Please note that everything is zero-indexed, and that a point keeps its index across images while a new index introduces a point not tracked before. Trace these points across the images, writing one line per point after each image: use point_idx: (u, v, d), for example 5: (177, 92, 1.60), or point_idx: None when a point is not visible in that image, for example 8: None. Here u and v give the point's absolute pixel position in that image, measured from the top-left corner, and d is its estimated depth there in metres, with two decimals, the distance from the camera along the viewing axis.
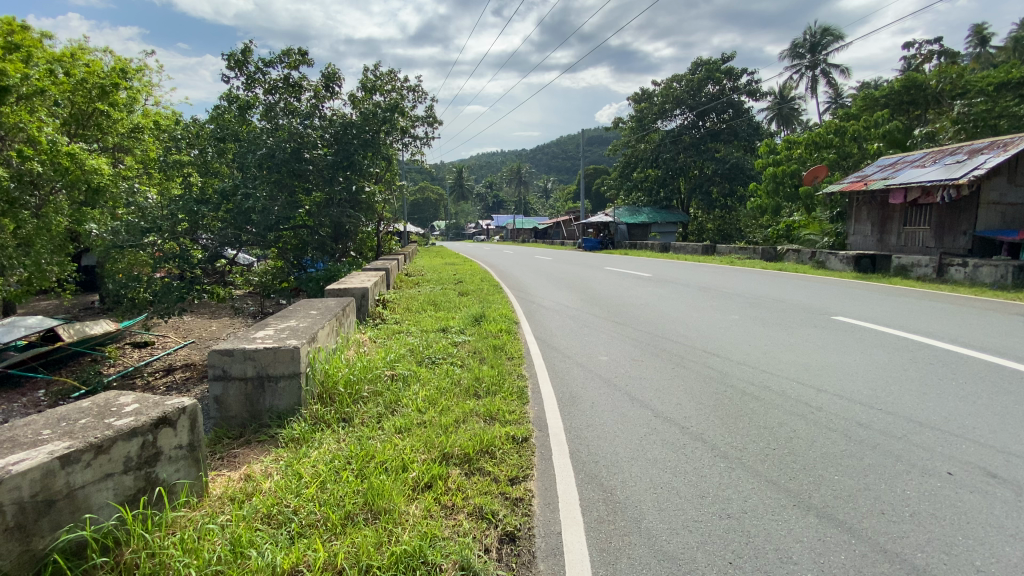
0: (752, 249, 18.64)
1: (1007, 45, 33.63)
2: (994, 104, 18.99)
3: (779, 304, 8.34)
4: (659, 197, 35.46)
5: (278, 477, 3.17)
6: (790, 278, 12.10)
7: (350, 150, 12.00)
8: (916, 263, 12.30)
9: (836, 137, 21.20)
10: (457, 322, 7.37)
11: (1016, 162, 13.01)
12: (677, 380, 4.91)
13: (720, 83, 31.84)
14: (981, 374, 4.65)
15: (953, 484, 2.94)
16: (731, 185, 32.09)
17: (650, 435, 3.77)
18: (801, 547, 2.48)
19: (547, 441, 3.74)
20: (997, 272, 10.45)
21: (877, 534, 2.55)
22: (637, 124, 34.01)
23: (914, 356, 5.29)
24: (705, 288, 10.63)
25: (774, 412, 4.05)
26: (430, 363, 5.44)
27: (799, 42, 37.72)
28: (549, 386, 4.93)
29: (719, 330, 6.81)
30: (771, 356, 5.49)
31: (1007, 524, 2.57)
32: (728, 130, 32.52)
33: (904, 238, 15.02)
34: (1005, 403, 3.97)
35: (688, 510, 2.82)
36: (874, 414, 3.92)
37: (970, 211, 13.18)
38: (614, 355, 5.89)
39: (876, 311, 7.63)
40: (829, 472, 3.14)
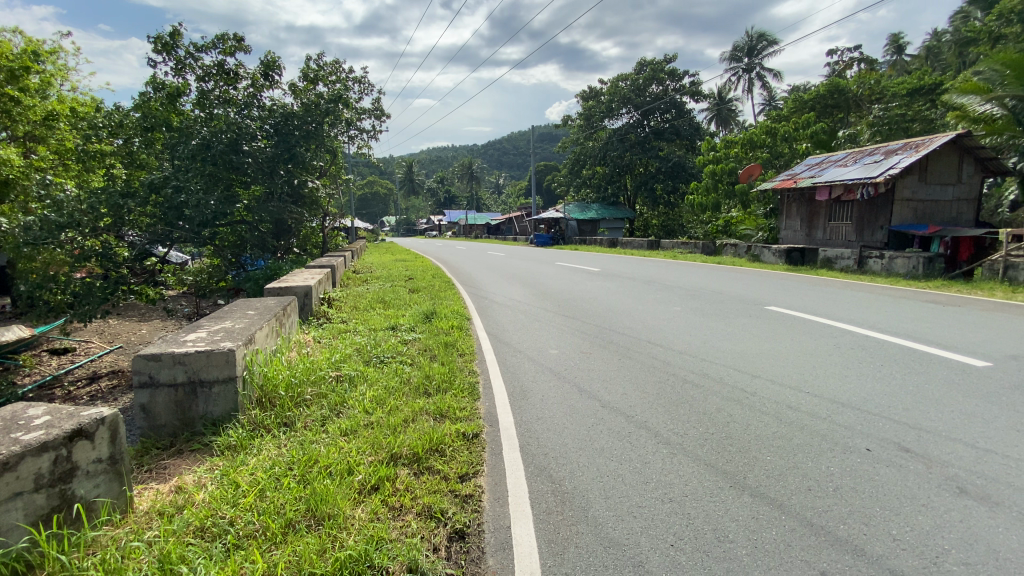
0: (694, 243, 19.51)
1: (920, 54, 36.55)
2: (907, 109, 20.63)
3: (718, 296, 8.76)
4: (607, 194, 36.23)
5: (212, 487, 2.99)
6: (728, 271, 12.73)
7: (291, 142, 11.68)
8: (840, 256, 13.22)
9: (769, 137, 22.48)
10: (407, 319, 7.24)
11: (926, 162, 14.18)
12: (624, 371, 5.03)
13: (664, 83, 32.87)
14: (896, 357, 5.06)
15: (871, 459, 3.19)
16: (675, 182, 33.26)
17: (597, 426, 3.85)
18: (736, 526, 2.61)
19: (497, 437, 3.73)
20: (910, 263, 11.39)
21: (805, 509, 2.72)
22: (585, 121, 34.69)
23: (838, 342, 5.68)
24: (650, 281, 10.98)
25: (713, 398, 4.24)
26: (378, 361, 5.31)
27: (736, 45, 39.51)
28: (500, 381, 4.94)
29: (664, 321, 7.05)
30: (710, 345, 5.74)
31: (918, 494, 2.81)
32: (671, 129, 33.69)
33: (829, 233, 16.16)
34: (915, 383, 4.35)
35: (633, 497, 2.91)
36: (802, 397, 4.18)
37: (886, 208, 14.29)
38: (564, 348, 5.97)
39: (803, 300, 8.19)
40: (762, 453, 3.32)
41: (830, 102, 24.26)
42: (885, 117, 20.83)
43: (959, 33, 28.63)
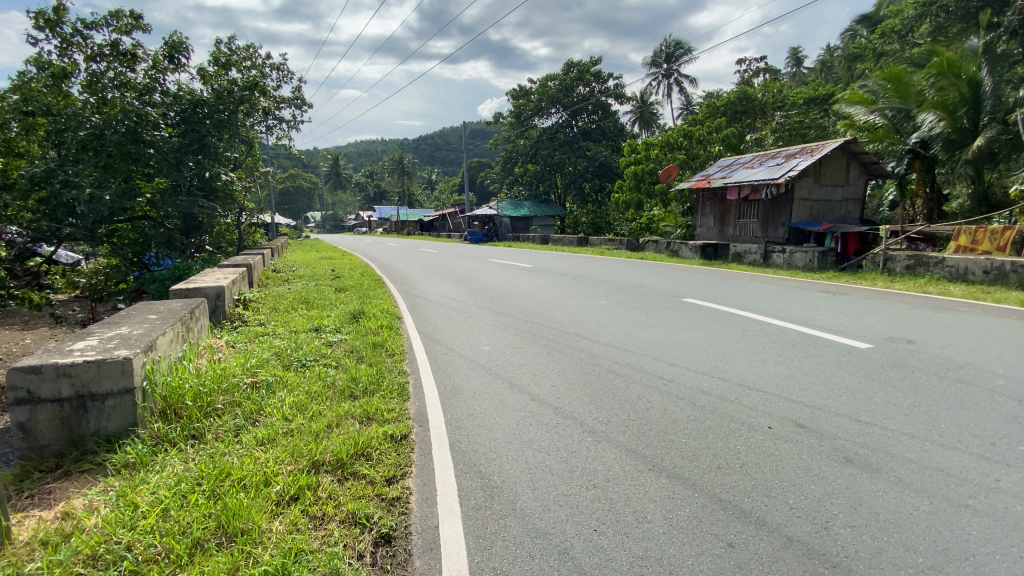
0: (619, 240, 20.35)
1: (816, 67, 40.23)
2: (804, 117, 22.66)
3: (641, 289, 9.19)
4: (538, 191, 36.80)
5: (107, 510, 2.71)
6: (651, 266, 13.38)
7: (201, 132, 10.71)
8: (748, 251, 14.29)
9: (686, 140, 23.89)
10: (332, 320, 6.95)
11: (820, 166, 15.68)
12: (553, 365, 5.14)
13: (590, 84, 33.86)
14: (794, 342, 5.58)
15: (772, 436, 3.49)
16: (602, 181, 34.44)
17: (526, 419, 3.91)
18: (654, 506, 2.76)
19: (426, 437, 3.67)
20: (807, 257, 12.55)
21: (714, 486, 2.93)
22: (516, 120, 35.10)
23: (746, 330, 6.16)
24: (579, 276, 11.31)
25: (634, 386, 4.46)
26: (300, 365, 5.06)
27: (657, 51, 41.45)
28: (430, 379, 4.87)
29: (592, 315, 7.28)
30: (634, 337, 6.01)
31: (810, 465, 3.12)
32: (598, 130, 34.79)
33: (738, 229, 17.45)
34: (811, 365, 4.81)
35: (558, 485, 2.99)
36: (714, 381, 4.50)
37: (787, 207, 15.65)
38: (495, 344, 5.99)
39: (716, 292, 8.80)
40: (678, 436, 3.53)
41: (739, 109, 26.11)
42: (786, 124, 22.78)
43: (848, 50, 31.79)
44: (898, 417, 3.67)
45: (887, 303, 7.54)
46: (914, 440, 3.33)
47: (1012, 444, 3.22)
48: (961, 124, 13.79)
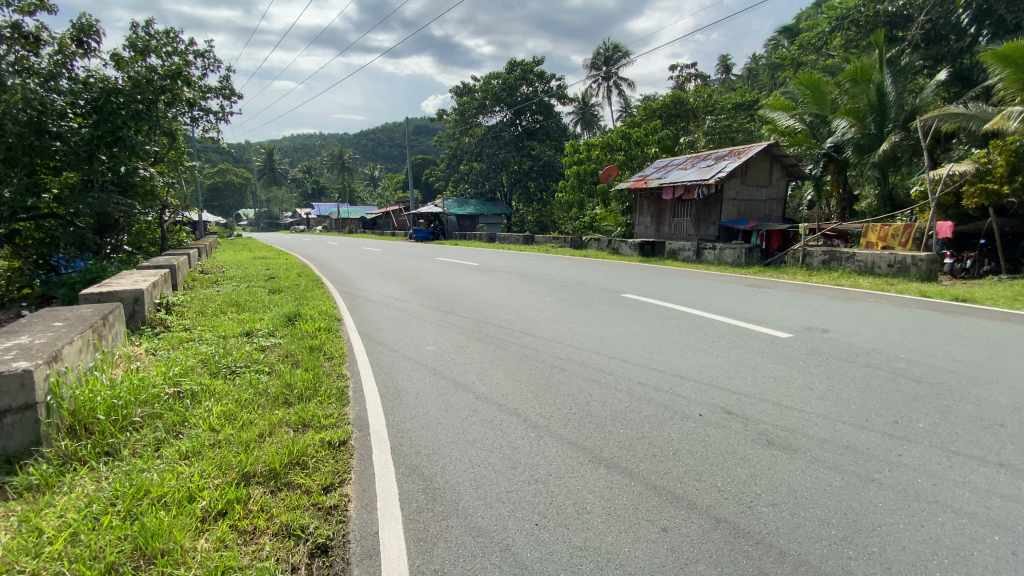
0: (563, 238, 20.74)
1: (743, 75, 42.63)
2: (733, 121, 23.96)
3: (583, 286, 9.41)
4: (484, 189, 36.71)
5: (4, 538, 2.44)
6: (593, 263, 13.72)
7: (115, 122, 9.78)
8: (682, 248, 14.96)
9: (624, 141, 24.68)
10: (265, 323, 6.61)
11: (746, 167, 16.66)
12: (498, 362, 5.15)
13: (533, 84, 34.15)
14: (725, 333, 5.90)
15: (703, 423, 3.68)
16: (546, 180, 34.90)
17: (471, 418, 3.89)
18: (593, 497, 2.84)
19: (366, 442, 3.58)
20: (736, 253, 13.31)
21: (650, 474, 3.05)
22: (460, 117, 34.96)
23: (681, 323, 6.44)
24: (524, 274, 11.40)
25: (576, 381, 4.56)
26: (229, 372, 4.77)
27: (597, 54, 42.44)
28: (371, 382, 4.74)
29: (536, 312, 7.36)
30: (576, 332, 6.14)
31: (736, 449, 3.32)
32: (542, 129, 35.20)
33: (673, 227, 18.26)
34: (738, 355, 5.12)
35: (501, 482, 3.00)
36: (651, 373, 4.68)
37: (717, 206, 16.55)
38: (440, 343, 5.91)
39: (654, 288, 9.16)
40: (617, 427, 3.65)
41: (674, 112, 27.22)
42: (716, 127, 24.01)
43: (772, 59, 33.92)
44: (814, 400, 3.98)
45: (806, 296, 8.14)
46: (828, 421, 3.63)
47: (911, 421, 3.57)
48: (869, 130, 14.95)
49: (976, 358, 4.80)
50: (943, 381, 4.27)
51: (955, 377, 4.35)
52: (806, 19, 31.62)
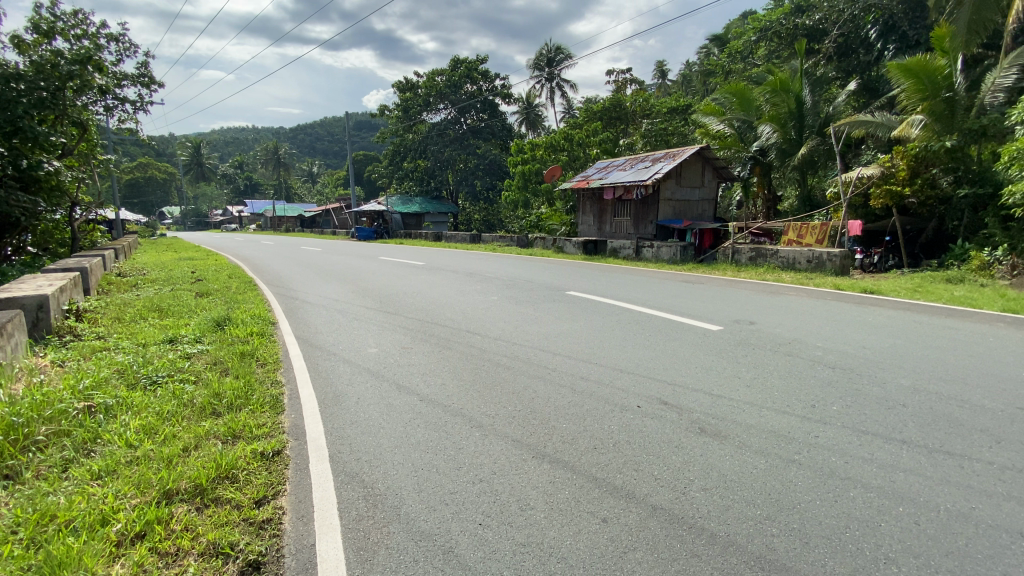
0: (509, 237, 20.84)
1: (678, 81, 44.48)
2: (668, 124, 24.94)
3: (528, 284, 9.49)
4: (428, 187, 36.11)
5: None
6: (537, 261, 13.88)
7: (15, 111, 8.75)
8: (623, 246, 15.43)
9: (567, 141, 25.15)
10: (191, 329, 6.19)
11: (680, 169, 17.41)
12: (443, 363, 5.10)
13: (477, 83, 33.98)
14: (662, 328, 6.15)
15: (641, 414, 3.82)
16: (491, 179, 34.84)
17: (414, 420, 3.82)
18: (536, 493, 2.87)
19: (303, 450, 3.44)
20: (671, 251, 13.88)
21: (591, 466, 3.13)
22: (402, 113, 34.22)
23: (622, 318, 6.65)
24: (470, 273, 11.36)
25: (521, 378, 4.60)
26: (149, 383, 4.43)
27: (539, 55, 42.90)
28: (309, 388, 4.54)
29: (482, 311, 7.35)
30: (522, 330, 6.19)
31: (671, 438, 3.47)
32: (486, 128, 35.11)
33: (614, 227, 18.83)
34: (675, 348, 5.34)
35: (445, 484, 2.97)
36: (594, 368, 4.80)
37: (654, 206, 17.23)
38: (383, 345, 5.76)
39: (596, 285, 9.39)
40: (560, 422, 3.72)
41: (614, 115, 28.00)
42: (653, 130, 24.92)
43: (704, 66, 35.55)
44: (742, 389, 4.23)
45: (735, 290, 8.62)
46: (754, 408, 3.87)
47: (826, 405, 3.88)
48: (790, 136, 16.03)
49: (881, 345, 5.28)
50: (853, 367, 4.66)
51: (862, 362, 4.77)
52: (734, 29, 33.44)
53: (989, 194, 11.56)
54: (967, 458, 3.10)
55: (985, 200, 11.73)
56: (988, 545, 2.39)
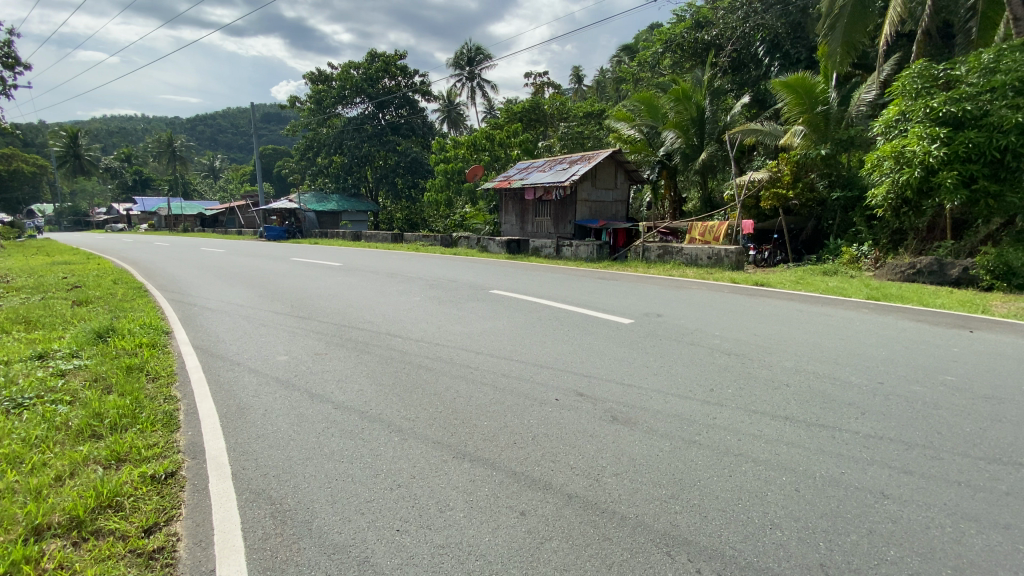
0: (432, 236, 20.54)
1: (593, 86, 46.20)
2: (585, 128, 25.88)
3: (451, 284, 9.43)
4: (345, 185, 34.61)
5: None
6: (459, 261, 13.82)
7: None
8: (543, 245, 15.80)
9: (488, 141, 25.29)
10: (65, 343, 5.47)
11: (595, 171, 18.14)
12: (361, 368, 4.92)
13: (395, 78, 33.14)
14: (581, 322, 6.39)
15: (558, 406, 3.95)
16: (413, 177, 34.24)
17: (328, 429, 3.66)
18: (456, 493, 2.86)
19: (202, 469, 3.18)
20: (588, 250, 14.43)
21: (511, 462, 3.18)
22: (315, 105, 32.60)
23: (543, 315, 6.82)
24: (390, 273, 11.06)
25: (442, 378, 4.56)
26: (11, 406, 3.86)
27: (459, 54, 42.69)
28: (209, 401, 4.19)
29: (402, 312, 7.20)
30: (444, 330, 6.14)
31: (586, 427, 3.62)
32: (406, 125, 34.26)
33: (535, 226, 19.23)
34: (592, 341, 5.56)
35: (361, 493, 2.88)
36: (516, 364, 4.87)
37: (572, 207, 17.84)
38: (294, 352, 5.44)
39: (517, 283, 9.54)
40: (481, 419, 3.74)
41: (533, 117, 28.55)
42: (570, 133, 25.72)
43: (616, 73, 37.21)
44: (651, 377, 4.51)
45: (646, 286, 9.16)
46: (662, 394, 4.14)
47: (722, 388, 4.25)
48: (692, 141, 17.30)
49: (770, 332, 5.85)
50: (746, 352, 5.13)
51: (754, 348, 5.26)
52: (642, 40, 35.45)
53: (857, 197, 13.22)
54: (837, 429, 3.53)
55: (854, 202, 13.42)
56: (853, 505, 2.74)
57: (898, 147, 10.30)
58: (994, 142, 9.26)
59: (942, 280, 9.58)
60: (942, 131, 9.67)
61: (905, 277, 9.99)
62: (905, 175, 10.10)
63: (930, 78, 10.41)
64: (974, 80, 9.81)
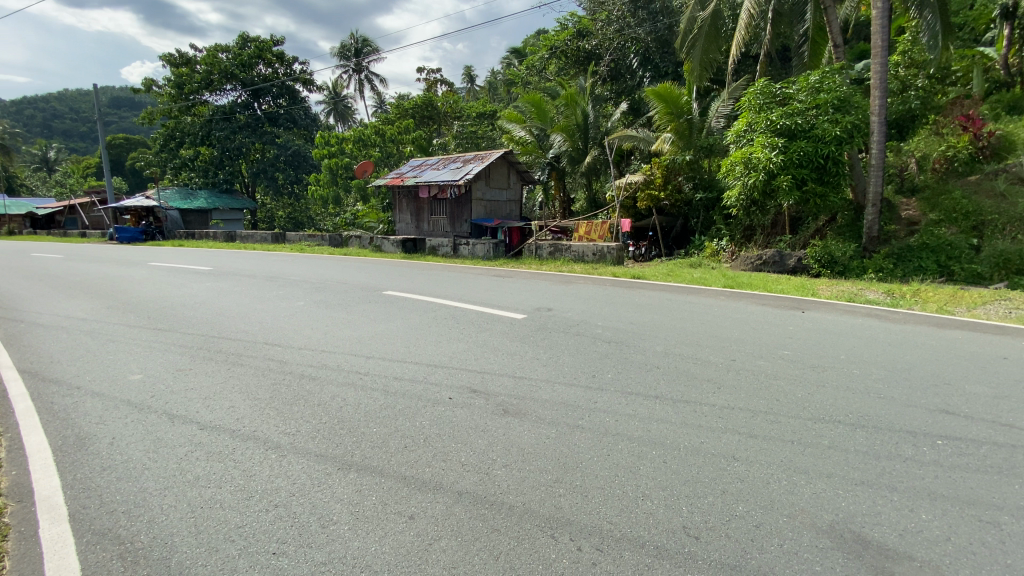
0: (319, 236, 19.30)
1: (485, 87, 46.61)
2: (478, 128, 26.07)
3: (340, 286, 8.98)
4: (215, 179, 31.15)
5: None
6: (350, 261, 13.21)
7: None
8: (441, 244, 15.67)
9: (378, 137, 24.41)
10: None
11: (489, 171, 18.42)
12: (233, 382, 4.50)
13: (272, 65, 30.49)
14: (475, 320, 6.46)
15: (452, 405, 3.95)
16: (296, 173, 30.76)
17: (192, 452, 3.31)
18: (340, 505, 2.75)
19: (30, 514, 2.73)
20: (485, 248, 14.60)
21: (400, 466, 3.12)
22: (176, 90, 29.55)
23: (437, 314, 6.77)
24: (271, 277, 10.25)
25: (328, 387, 4.34)
26: None
27: (345, 44, 40.64)
28: (39, 434, 3.59)
29: (284, 318, 6.72)
30: (331, 335, 5.84)
31: (478, 423, 3.66)
32: (285, 115, 31.42)
33: (431, 225, 18.97)
34: (485, 338, 5.64)
35: (232, 518, 2.65)
36: (408, 366, 4.79)
37: (468, 206, 17.96)
38: (150, 370, 4.81)
39: (410, 283, 9.36)
40: (369, 426, 3.62)
41: (425, 114, 28.12)
42: (464, 132, 25.72)
43: (508, 74, 37.90)
44: (540, 368, 4.71)
45: (538, 282, 9.47)
46: (549, 383, 4.35)
47: (604, 373, 4.57)
48: (577, 145, 18.25)
49: (646, 320, 6.39)
50: (626, 340, 5.55)
51: (632, 335, 5.72)
52: (530, 44, 36.56)
53: (716, 198, 14.89)
54: (698, 403, 3.97)
55: (713, 202, 15.11)
56: (710, 469, 3.10)
57: (746, 154, 11.82)
58: (820, 150, 11.03)
59: (782, 269, 11.19)
60: (779, 141, 11.29)
61: (754, 267, 11.46)
62: (752, 179, 11.60)
63: (770, 94, 11.85)
64: (803, 97, 11.42)
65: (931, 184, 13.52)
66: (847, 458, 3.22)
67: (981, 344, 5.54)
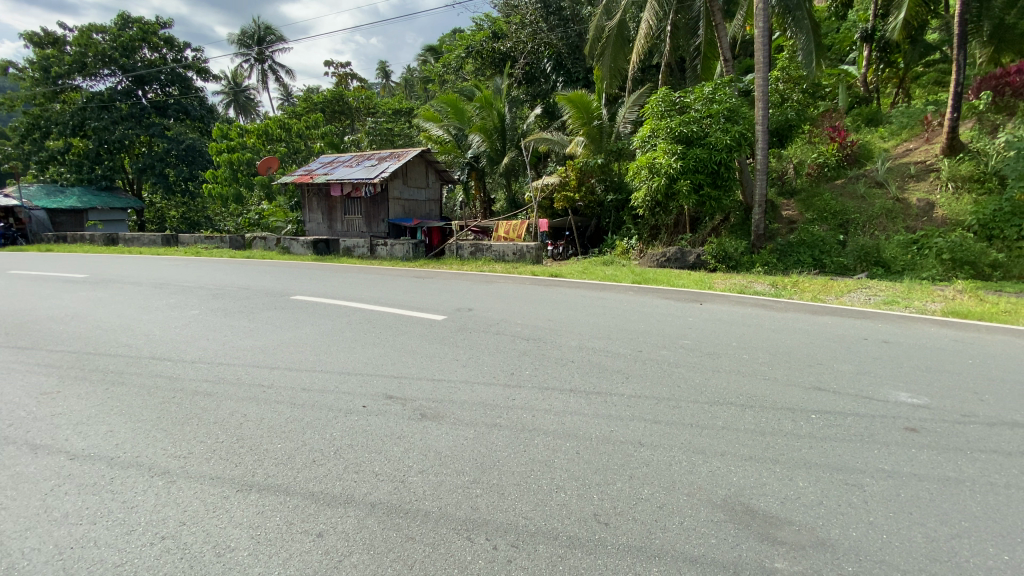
0: (219, 237, 17.78)
1: (401, 83, 45.53)
2: (393, 125, 25.37)
3: (242, 292, 8.35)
4: (90, 175, 27.76)
5: None
6: (255, 264, 12.32)
7: None
8: (356, 245, 15.09)
9: (285, 132, 22.97)
10: None
11: (406, 170, 18.03)
12: (112, 404, 4.03)
13: (158, 50, 27.57)
14: (391, 323, 6.29)
15: (365, 413, 3.82)
16: (190, 168, 28.04)
17: (60, 486, 2.92)
18: (240, 530, 2.56)
19: None
20: (404, 248, 14.29)
21: (307, 482, 2.97)
22: (41, 73, 25.98)
23: (350, 318, 6.51)
24: (162, 283, 9.30)
25: (226, 403, 4.02)
26: None
27: (244, 31, 37.77)
28: None
29: (175, 329, 6.12)
30: (230, 346, 5.41)
31: (394, 430, 3.58)
32: (176, 105, 28.46)
33: (346, 225, 18.19)
34: (401, 342, 5.51)
35: (110, 556, 2.38)
36: (317, 375, 4.57)
37: (384, 205, 17.46)
38: (6, 396, 4.17)
39: (321, 287, 8.91)
40: (274, 443, 3.40)
41: (337, 109, 26.94)
42: (378, 129, 24.92)
43: (423, 72, 37.28)
44: (459, 369, 4.69)
45: (456, 283, 9.41)
46: (467, 384, 4.34)
47: (521, 371, 4.65)
48: (495, 146, 18.35)
49: (561, 317, 6.58)
50: (541, 337, 5.69)
51: (548, 332, 5.86)
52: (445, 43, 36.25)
53: (626, 198, 15.70)
54: (608, 395, 4.16)
55: (623, 203, 15.91)
56: (619, 457, 3.27)
57: (651, 159, 12.58)
58: (714, 156, 11.99)
59: (683, 265, 11.95)
60: (679, 148, 12.10)
61: (659, 264, 12.18)
62: (656, 182, 12.37)
63: (671, 102, 12.65)
64: (699, 106, 12.32)
65: (806, 187, 15.22)
66: (737, 437, 3.54)
67: (847, 328, 6.31)
